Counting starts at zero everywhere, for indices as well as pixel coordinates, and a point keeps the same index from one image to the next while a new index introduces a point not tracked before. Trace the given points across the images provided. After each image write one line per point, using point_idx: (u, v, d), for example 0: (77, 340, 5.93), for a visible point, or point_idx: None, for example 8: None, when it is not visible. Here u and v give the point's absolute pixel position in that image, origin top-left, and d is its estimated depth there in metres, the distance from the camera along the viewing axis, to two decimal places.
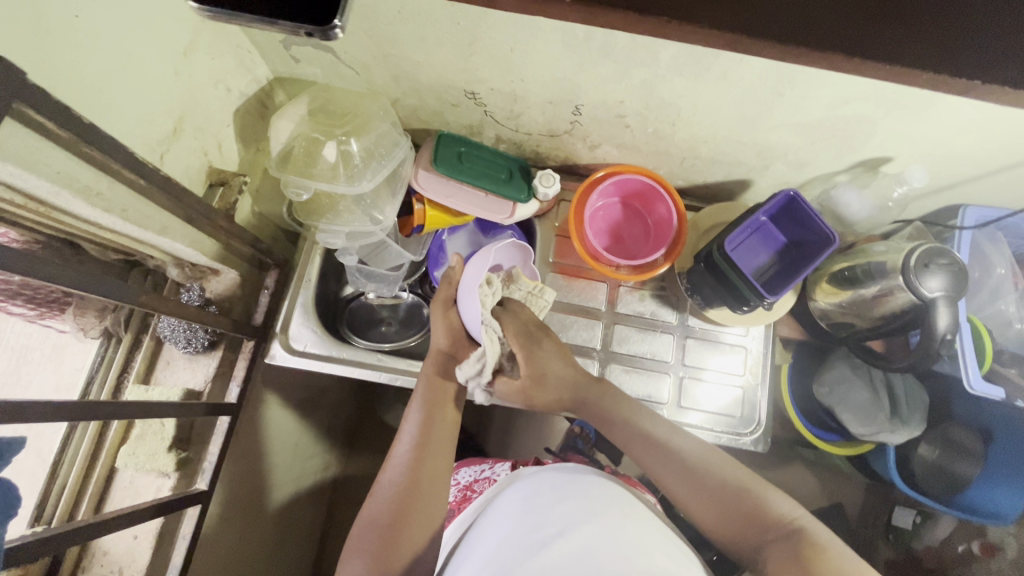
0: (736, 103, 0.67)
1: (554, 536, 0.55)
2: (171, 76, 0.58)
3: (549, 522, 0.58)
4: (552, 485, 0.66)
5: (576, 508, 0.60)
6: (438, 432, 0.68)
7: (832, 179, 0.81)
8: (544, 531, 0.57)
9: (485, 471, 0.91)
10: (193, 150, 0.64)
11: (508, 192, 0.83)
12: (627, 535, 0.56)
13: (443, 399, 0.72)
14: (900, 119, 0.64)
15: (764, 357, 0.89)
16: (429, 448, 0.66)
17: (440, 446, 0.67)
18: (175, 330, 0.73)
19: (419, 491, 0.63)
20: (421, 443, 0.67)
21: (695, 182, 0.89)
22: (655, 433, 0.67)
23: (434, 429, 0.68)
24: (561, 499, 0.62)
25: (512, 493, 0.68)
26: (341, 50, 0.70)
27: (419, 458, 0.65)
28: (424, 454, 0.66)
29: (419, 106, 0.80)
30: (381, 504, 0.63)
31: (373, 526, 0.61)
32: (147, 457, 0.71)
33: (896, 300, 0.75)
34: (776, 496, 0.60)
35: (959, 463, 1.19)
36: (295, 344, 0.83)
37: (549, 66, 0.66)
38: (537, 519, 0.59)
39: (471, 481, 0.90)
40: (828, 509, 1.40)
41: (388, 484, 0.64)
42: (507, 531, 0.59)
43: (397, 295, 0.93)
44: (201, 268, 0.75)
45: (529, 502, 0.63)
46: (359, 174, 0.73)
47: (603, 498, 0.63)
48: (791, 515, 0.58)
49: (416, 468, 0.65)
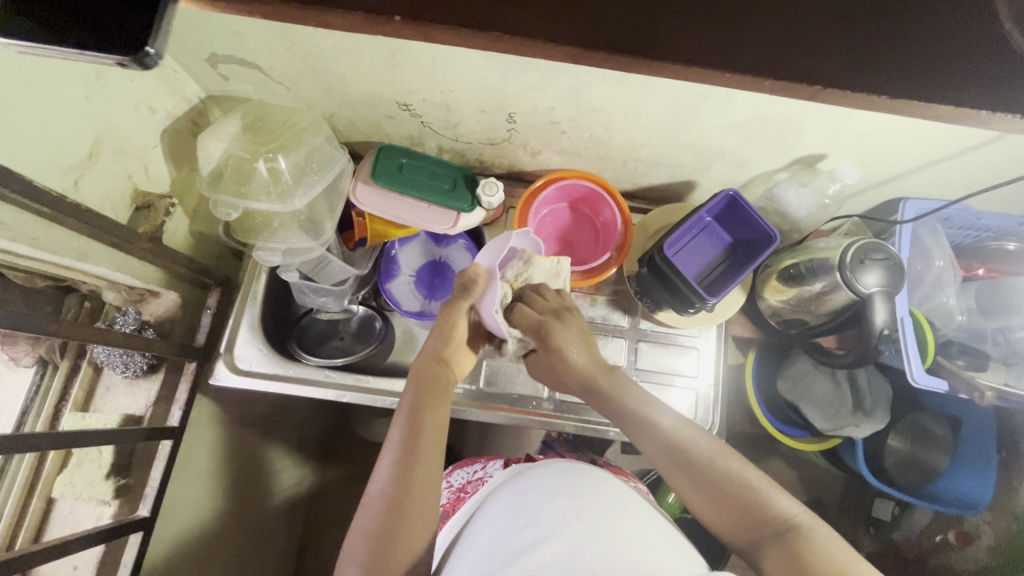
0: (663, 106, 0.66)
1: (540, 539, 0.54)
2: (82, 100, 0.57)
3: (537, 524, 0.57)
4: (545, 484, 0.65)
5: (565, 505, 0.60)
6: (427, 433, 0.61)
7: (773, 177, 0.81)
8: (531, 531, 0.56)
9: (477, 472, 0.86)
10: (115, 174, 0.63)
11: (449, 202, 0.83)
12: (616, 533, 0.56)
13: (434, 398, 0.65)
14: (824, 117, 0.64)
15: (717, 357, 0.88)
16: (418, 449, 0.59)
17: (431, 448, 0.60)
18: (110, 355, 0.72)
19: (411, 499, 0.56)
20: (410, 445, 0.60)
21: (641, 185, 0.89)
22: (655, 423, 0.63)
23: (421, 430, 0.61)
24: (552, 496, 0.62)
25: (508, 492, 0.67)
26: (268, 66, 0.69)
27: (408, 462, 0.58)
28: (413, 458, 0.58)
29: (356, 119, 0.79)
30: (370, 516, 0.56)
31: (364, 540, 0.55)
32: (85, 486, 0.70)
33: (837, 297, 0.75)
34: (777, 495, 0.55)
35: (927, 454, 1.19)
36: (240, 364, 0.82)
37: (474, 76, 0.66)
38: (527, 518, 0.59)
39: (463, 483, 0.84)
40: (808, 505, 1.39)
41: (377, 492, 0.57)
42: (499, 531, 0.59)
43: (347, 309, 0.93)
44: (139, 291, 0.74)
45: (521, 500, 0.63)
46: (291, 193, 0.72)
47: (594, 496, 0.62)
48: (793, 514, 0.53)
49: (407, 474, 0.57)
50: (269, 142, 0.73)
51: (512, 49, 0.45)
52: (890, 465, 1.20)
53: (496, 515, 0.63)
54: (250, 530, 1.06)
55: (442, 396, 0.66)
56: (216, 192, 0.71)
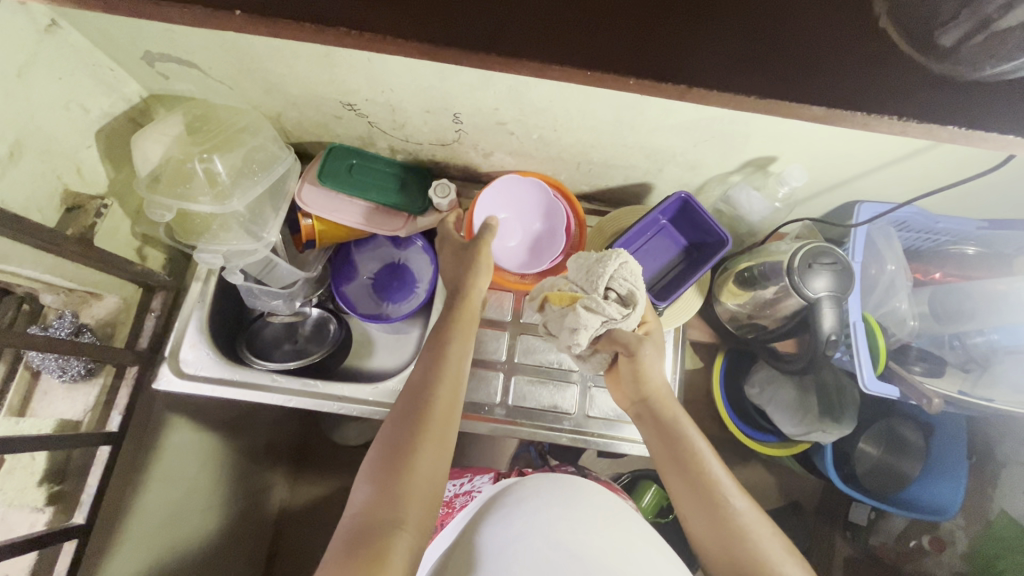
0: (606, 107, 0.65)
1: (532, 549, 0.56)
2: (1, 98, 0.56)
3: (529, 531, 0.59)
4: (543, 490, 0.66)
5: (559, 513, 0.61)
6: (451, 364, 0.65)
7: (728, 180, 0.80)
8: (521, 541, 0.58)
9: (464, 486, 0.84)
10: (42, 173, 0.62)
11: (400, 204, 0.82)
12: (605, 546, 0.57)
13: (461, 331, 0.68)
14: (768, 118, 0.63)
15: (675, 362, 0.87)
16: (442, 376, 0.63)
17: (453, 377, 0.64)
18: (46, 359, 0.72)
19: (432, 416, 0.60)
20: (432, 376, 0.63)
21: (599, 187, 0.88)
22: (696, 464, 0.61)
23: (448, 368, 0.64)
24: (548, 506, 0.63)
25: (509, 490, 0.68)
26: (205, 65, 0.68)
27: (433, 387, 0.62)
28: (437, 384, 0.62)
29: (304, 120, 0.78)
30: (393, 428, 0.59)
31: (385, 449, 0.58)
32: (16, 493, 0.68)
33: (790, 302, 0.73)
34: (777, 551, 0.56)
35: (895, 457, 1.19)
36: (186, 368, 0.80)
37: (412, 75, 0.64)
38: (522, 525, 0.60)
39: (451, 496, 0.81)
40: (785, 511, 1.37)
41: (401, 410, 0.61)
42: (495, 531, 0.61)
43: (301, 312, 0.91)
44: (78, 294, 0.74)
45: (517, 506, 0.64)
46: (229, 192, 0.71)
47: (589, 506, 0.63)
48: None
49: (430, 399, 0.61)
50: (209, 142, 0.72)
51: (420, 46, 0.43)
52: (862, 471, 1.19)
53: (493, 513, 0.65)
54: (220, 540, 1.02)
55: (468, 330, 0.69)
56: (152, 193, 0.69)
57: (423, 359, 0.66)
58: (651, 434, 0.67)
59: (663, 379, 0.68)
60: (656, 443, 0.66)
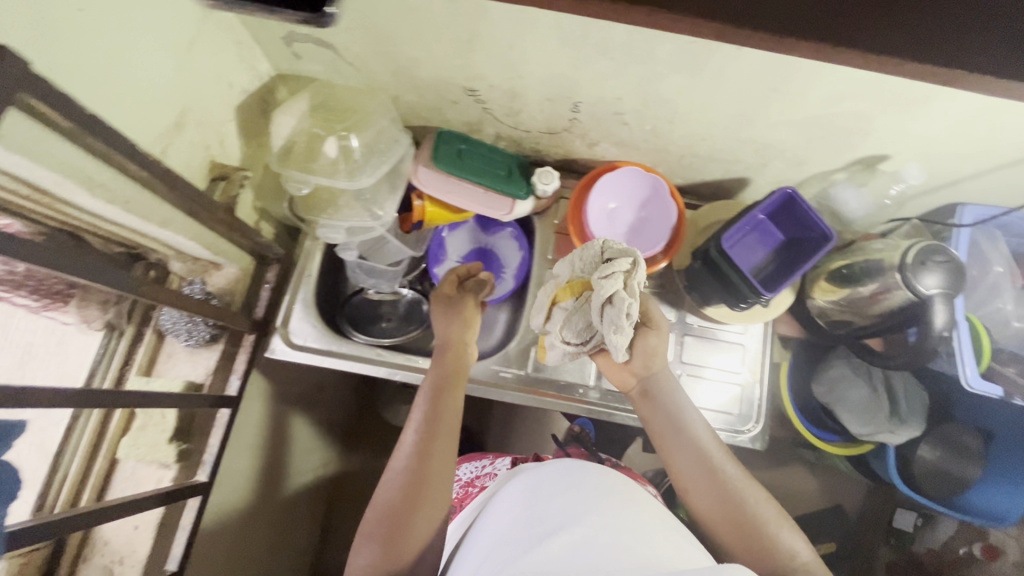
0: (734, 100, 0.67)
1: (556, 527, 0.53)
2: (174, 70, 0.59)
3: (550, 513, 0.57)
4: (554, 479, 0.64)
5: (579, 498, 0.58)
6: (443, 421, 0.66)
7: (830, 177, 0.81)
8: (544, 524, 0.55)
9: (485, 469, 0.89)
10: (196, 145, 0.65)
11: (506, 188, 0.83)
12: (633, 527, 0.54)
13: (448, 387, 0.70)
14: (895, 116, 0.64)
15: (763, 356, 0.89)
16: (437, 433, 0.64)
17: (445, 435, 0.65)
18: (177, 322, 0.75)
19: (428, 478, 0.61)
20: (427, 435, 0.64)
21: (694, 180, 0.90)
22: (692, 434, 0.68)
23: (442, 418, 0.66)
24: (564, 491, 0.60)
25: (515, 487, 0.66)
26: (342, 46, 0.70)
27: (422, 445, 0.63)
28: (432, 443, 0.63)
29: (420, 103, 0.80)
30: (392, 487, 0.61)
31: (382, 511, 0.59)
32: (148, 448, 0.72)
33: (893, 299, 0.75)
34: (789, 535, 0.60)
35: (960, 461, 1.13)
36: (295, 339, 0.83)
37: (548, 63, 0.66)
38: (541, 512, 0.58)
39: (472, 478, 0.87)
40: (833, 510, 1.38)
41: (396, 469, 0.62)
42: (516, 523, 0.58)
43: (397, 291, 0.93)
44: (203, 261, 0.77)
45: (534, 497, 0.62)
46: (360, 169, 0.75)
47: (608, 492, 0.61)
48: (805, 557, 0.58)
49: (412, 459, 0.62)
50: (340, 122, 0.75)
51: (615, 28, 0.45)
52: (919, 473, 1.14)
53: (510, 509, 0.62)
54: None
55: (456, 390, 0.71)
56: (287, 166, 0.73)
57: (421, 405, 0.68)
58: (647, 414, 0.73)
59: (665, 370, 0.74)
60: (652, 424, 0.72)
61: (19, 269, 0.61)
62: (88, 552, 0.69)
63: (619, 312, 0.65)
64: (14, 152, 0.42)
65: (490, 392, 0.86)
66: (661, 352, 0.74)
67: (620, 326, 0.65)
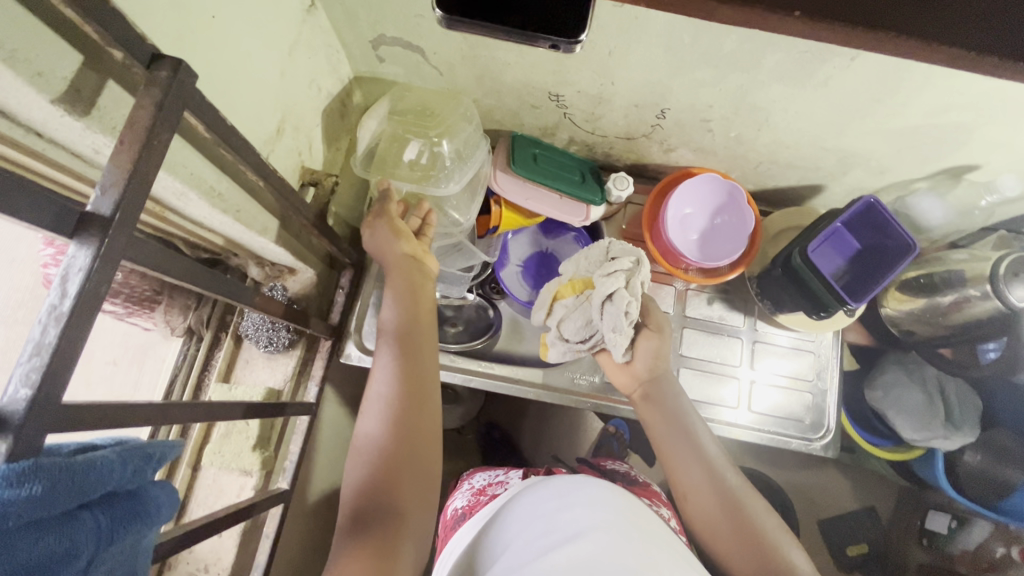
0: (832, 109, 0.66)
1: (563, 539, 0.54)
2: (278, 75, 0.58)
3: (558, 525, 0.57)
4: (563, 487, 0.63)
5: (587, 511, 0.58)
6: (416, 390, 0.60)
7: (910, 185, 0.80)
8: (552, 535, 0.56)
9: (497, 476, 0.85)
10: (290, 150, 0.64)
11: (582, 194, 0.83)
12: (643, 546, 0.54)
13: (416, 349, 0.63)
14: (998, 127, 0.64)
15: (833, 363, 0.88)
16: (407, 407, 0.59)
17: (419, 405, 0.60)
18: (259, 329, 0.73)
19: (404, 456, 0.56)
20: (401, 408, 0.58)
21: (764, 186, 0.89)
22: (697, 438, 0.67)
23: (410, 360, 0.62)
24: (575, 504, 0.60)
25: (526, 493, 0.66)
26: (430, 50, 0.69)
27: (398, 420, 0.58)
28: (402, 417, 0.58)
29: (497, 107, 0.80)
30: (373, 432, 0.58)
31: (358, 493, 0.55)
32: (232, 456, 0.71)
33: (977, 307, 0.75)
34: (790, 548, 0.59)
35: (997, 464, 1.08)
36: (369, 344, 0.80)
37: (644, 70, 0.65)
38: (548, 522, 0.58)
39: (484, 484, 0.82)
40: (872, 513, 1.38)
41: (367, 445, 0.57)
42: (523, 533, 0.58)
43: (464, 296, 0.90)
44: (279, 266, 0.75)
45: (542, 506, 0.61)
46: (444, 177, 0.75)
47: (614, 506, 0.61)
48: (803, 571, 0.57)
49: (388, 433, 0.57)
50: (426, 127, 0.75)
51: None
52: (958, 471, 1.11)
53: (518, 518, 0.62)
54: None
55: (428, 352, 0.64)
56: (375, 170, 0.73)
57: (384, 343, 0.63)
58: (648, 415, 0.71)
59: (662, 371, 0.73)
60: (652, 425, 0.70)
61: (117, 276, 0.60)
62: (175, 559, 0.69)
63: (619, 309, 0.67)
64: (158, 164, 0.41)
65: (565, 399, 0.86)
66: (665, 355, 0.72)
67: (619, 326, 0.68)
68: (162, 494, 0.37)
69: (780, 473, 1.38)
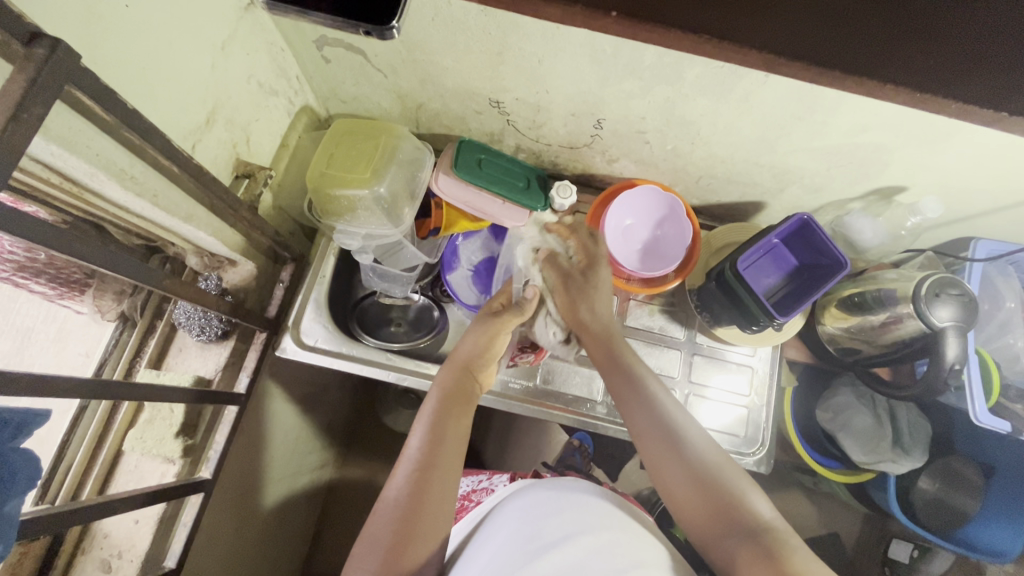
0: (756, 126, 0.68)
1: (552, 544, 0.54)
2: (208, 67, 0.59)
3: (547, 527, 0.57)
4: (554, 493, 0.63)
5: (576, 516, 0.58)
6: (449, 447, 0.61)
7: (846, 206, 0.82)
8: (538, 539, 0.55)
9: (482, 483, 0.85)
10: (223, 141, 0.66)
11: (525, 200, 0.84)
12: (630, 550, 0.55)
13: (454, 413, 0.64)
14: (916, 149, 0.65)
15: (770, 378, 0.89)
16: (437, 465, 0.59)
17: (447, 463, 0.60)
18: (190, 317, 0.74)
19: (427, 509, 0.57)
20: (427, 463, 0.59)
21: (709, 201, 0.91)
22: (658, 406, 0.63)
23: (449, 420, 0.64)
24: (561, 507, 0.60)
25: (510, 501, 0.65)
26: (371, 53, 0.70)
27: (432, 454, 0.60)
28: (431, 474, 0.58)
29: (443, 112, 0.82)
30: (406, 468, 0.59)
31: (375, 543, 0.55)
32: (155, 442, 0.72)
33: (905, 328, 0.75)
34: (755, 495, 0.57)
35: (953, 493, 1.02)
36: (306, 339, 0.83)
37: (575, 79, 0.67)
38: (536, 525, 0.58)
39: (467, 491, 0.82)
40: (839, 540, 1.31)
41: (390, 499, 0.57)
42: (509, 535, 0.58)
43: (409, 296, 0.91)
44: (219, 257, 0.75)
45: (531, 508, 0.61)
46: (383, 168, 0.77)
47: (602, 511, 0.60)
48: (768, 518, 0.55)
49: (415, 473, 0.58)
50: (370, 149, 0.78)
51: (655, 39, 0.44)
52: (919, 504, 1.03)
53: (504, 522, 0.61)
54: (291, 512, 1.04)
55: (467, 417, 0.66)
56: (327, 194, 0.77)
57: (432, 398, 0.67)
58: (611, 382, 0.68)
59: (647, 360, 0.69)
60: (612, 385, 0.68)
61: (40, 257, 0.61)
62: (88, 543, 0.69)
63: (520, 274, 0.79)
64: (52, 140, 0.43)
65: (501, 403, 0.85)
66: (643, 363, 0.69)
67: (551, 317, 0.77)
68: (18, 460, 0.41)
69: None
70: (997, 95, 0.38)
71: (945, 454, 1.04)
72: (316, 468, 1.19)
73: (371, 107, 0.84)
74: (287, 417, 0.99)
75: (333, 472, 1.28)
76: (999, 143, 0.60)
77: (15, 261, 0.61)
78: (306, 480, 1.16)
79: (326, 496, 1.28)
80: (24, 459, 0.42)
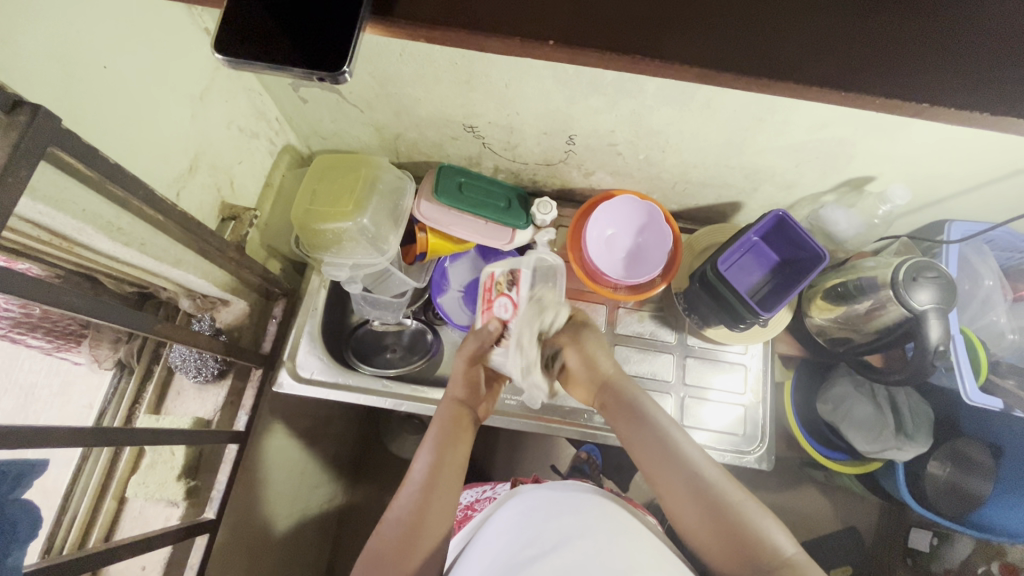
0: (719, 130, 0.70)
1: (548, 549, 0.53)
2: (187, 117, 0.62)
3: (542, 539, 0.55)
4: (553, 502, 0.63)
5: (573, 522, 0.57)
6: (451, 459, 0.65)
7: (820, 199, 0.84)
8: (536, 546, 0.54)
9: (486, 492, 0.85)
10: (207, 186, 0.68)
11: (507, 219, 0.86)
12: (625, 552, 0.53)
13: (453, 441, 0.67)
14: (877, 141, 0.67)
15: (764, 375, 0.90)
16: (439, 483, 0.62)
17: (448, 485, 0.63)
18: (186, 359, 0.75)
19: (436, 495, 0.61)
20: (434, 473, 0.63)
21: (688, 206, 0.93)
22: (672, 447, 0.62)
23: (454, 450, 0.66)
24: (560, 514, 0.60)
25: (509, 508, 0.65)
26: (346, 91, 0.73)
27: (439, 457, 0.65)
28: (432, 492, 0.61)
29: (421, 140, 0.84)
30: (422, 465, 0.64)
31: (378, 560, 0.57)
32: (156, 487, 0.72)
33: (888, 314, 0.76)
34: (774, 529, 0.56)
35: (966, 477, 1.01)
36: (302, 372, 0.84)
37: (542, 99, 0.69)
38: (533, 534, 0.57)
39: (472, 500, 0.83)
40: (858, 533, 1.29)
41: (392, 519, 0.60)
42: (506, 542, 0.58)
43: (402, 322, 0.93)
44: (211, 299, 0.76)
45: (529, 514, 0.61)
46: (365, 199, 0.79)
47: (601, 514, 0.60)
48: (790, 553, 0.54)
49: (428, 472, 0.63)
50: (349, 181, 0.81)
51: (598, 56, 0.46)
52: (931, 492, 1.01)
53: (504, 527, 0.61)
54: None
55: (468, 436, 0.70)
56: (316, 228, 0.79)
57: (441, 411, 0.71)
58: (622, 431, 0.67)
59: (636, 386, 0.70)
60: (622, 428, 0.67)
61: (34, 311, 0.63)
62: None
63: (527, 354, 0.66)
64: (40, 200, 0.45)
65: (498, 421, 0.86)
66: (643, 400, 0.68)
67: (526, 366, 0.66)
68: (18, 512, 0.43)
69: (757, 494, 1.30)
70: (920, 86, 0.41)
71: (948, 436, 1.04)
72: (323, 502, 1.19)
73: (350, 141, 0.86)
74: (289, 451, 0.99)
75: (342, 504, 1.28)
76: (952, 130, 0.62)
77: (11, 317, 0.64)
78: (314, 513, 1.15)
79: (336, 530, 1.27)
80: (23, 509, 0.43)
